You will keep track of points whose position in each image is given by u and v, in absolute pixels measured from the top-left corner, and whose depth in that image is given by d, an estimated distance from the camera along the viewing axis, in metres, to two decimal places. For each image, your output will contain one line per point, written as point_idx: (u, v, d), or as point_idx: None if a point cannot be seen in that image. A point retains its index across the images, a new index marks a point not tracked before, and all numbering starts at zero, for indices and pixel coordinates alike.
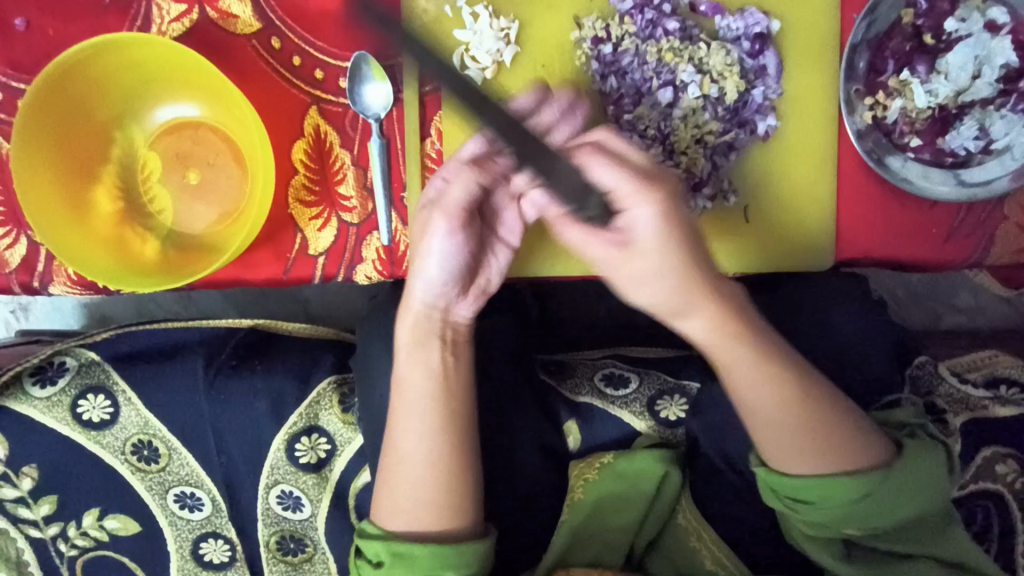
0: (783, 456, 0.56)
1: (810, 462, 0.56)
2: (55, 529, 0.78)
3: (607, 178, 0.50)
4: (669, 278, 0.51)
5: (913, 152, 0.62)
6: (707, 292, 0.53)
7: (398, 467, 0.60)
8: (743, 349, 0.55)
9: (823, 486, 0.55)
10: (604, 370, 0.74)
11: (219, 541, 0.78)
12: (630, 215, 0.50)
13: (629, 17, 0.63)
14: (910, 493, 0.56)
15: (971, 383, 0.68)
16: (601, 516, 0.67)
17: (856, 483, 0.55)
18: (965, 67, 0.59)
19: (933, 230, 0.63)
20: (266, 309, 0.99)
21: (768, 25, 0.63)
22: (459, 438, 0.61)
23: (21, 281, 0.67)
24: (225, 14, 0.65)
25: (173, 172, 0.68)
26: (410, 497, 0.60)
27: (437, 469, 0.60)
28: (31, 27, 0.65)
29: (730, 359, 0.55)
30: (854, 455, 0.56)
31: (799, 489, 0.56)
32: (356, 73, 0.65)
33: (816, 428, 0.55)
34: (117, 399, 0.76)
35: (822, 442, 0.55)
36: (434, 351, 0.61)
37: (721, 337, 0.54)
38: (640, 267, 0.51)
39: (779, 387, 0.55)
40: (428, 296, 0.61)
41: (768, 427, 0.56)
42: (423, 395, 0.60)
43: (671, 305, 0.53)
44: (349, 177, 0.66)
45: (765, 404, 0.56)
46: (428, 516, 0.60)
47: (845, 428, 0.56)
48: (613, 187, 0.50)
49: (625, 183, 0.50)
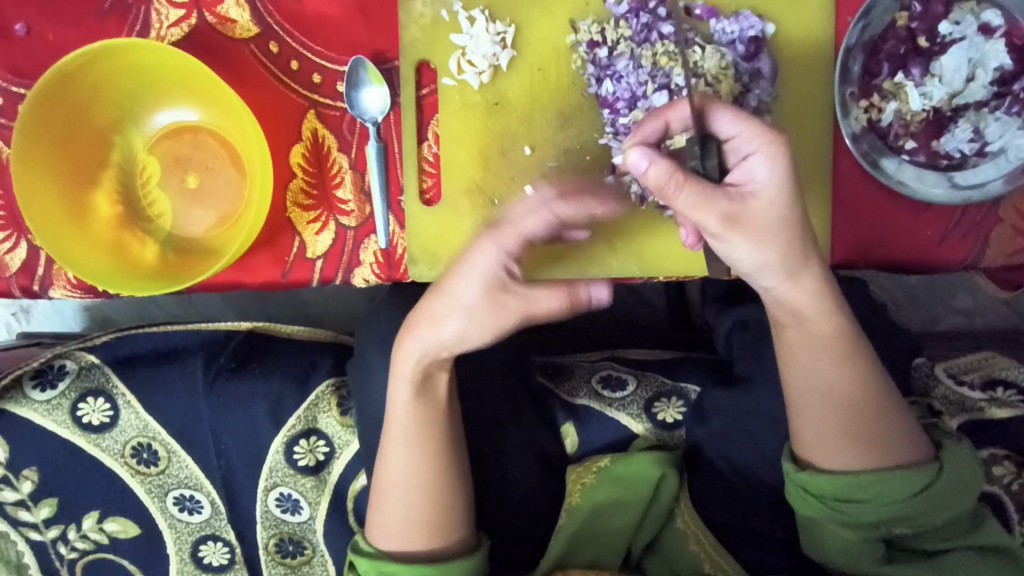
0: (828, 452, 0.57)
1: (861, 455, 0.56)
2: (55, 532, 0.78)
3: (726, 127, 0.51)
4: (788, 226, 0.50)
5: (908, 154, 0.62)
6: (813, 251, 0.53)
7: (389, 490, 0.62)
8: (827, 315, 0.55)
9: (875, 481, 0.55)
10: (601, 373, 0.74)
11: (218, 543, 0.78)
12: (753, 160, 0.50)
13: (623, 21, 0.63)
14: (957, 492, 0.56)
15: (968, 385, 0.68)
16: (599, 520, 0.67)
17: (909, 476, 0.55)
18: (959, 70, 0.59)
19: (931, 232, 0.64)
20: (265, 311, 1.00)
21: (763, 28, 0.64)
22: (444, 462, 0.62)
23: (21, 284, 0.68)
24: (224, 19, 0.65)
25: (172, 176, 0.68)
26: (401, 519, 0.62)
27: (425, 492, 0.62)
28: (31, 32, 0.66)
29: (818, 330, 0.55)
30: (903, 450, 0.56)
31: (852, 486, 0.55)
32: (353, 78, 0.65)
33: (880, 420, 0.56)
34: (116, 402, 0.76)
35: (875, 431, 0.56)
36: (433, 383, 0.61)
37: (819, 297, 0.54)
38: (769, 216, 0.49)
39: (846, 365, 0.56)
40: (440, 350, 0.58)
41: (828, 414, 0.56)
42: (410, 425, 0.61)
43: (789, 257, 0.51)
44: (346, 181, 0.66)
45: (833, 383, 0.56)
46: (418, 537, 0.62)
47: (896, 420, 0.56)
48: (733, 135, 0.51)
49: (748, 128, 0.50)
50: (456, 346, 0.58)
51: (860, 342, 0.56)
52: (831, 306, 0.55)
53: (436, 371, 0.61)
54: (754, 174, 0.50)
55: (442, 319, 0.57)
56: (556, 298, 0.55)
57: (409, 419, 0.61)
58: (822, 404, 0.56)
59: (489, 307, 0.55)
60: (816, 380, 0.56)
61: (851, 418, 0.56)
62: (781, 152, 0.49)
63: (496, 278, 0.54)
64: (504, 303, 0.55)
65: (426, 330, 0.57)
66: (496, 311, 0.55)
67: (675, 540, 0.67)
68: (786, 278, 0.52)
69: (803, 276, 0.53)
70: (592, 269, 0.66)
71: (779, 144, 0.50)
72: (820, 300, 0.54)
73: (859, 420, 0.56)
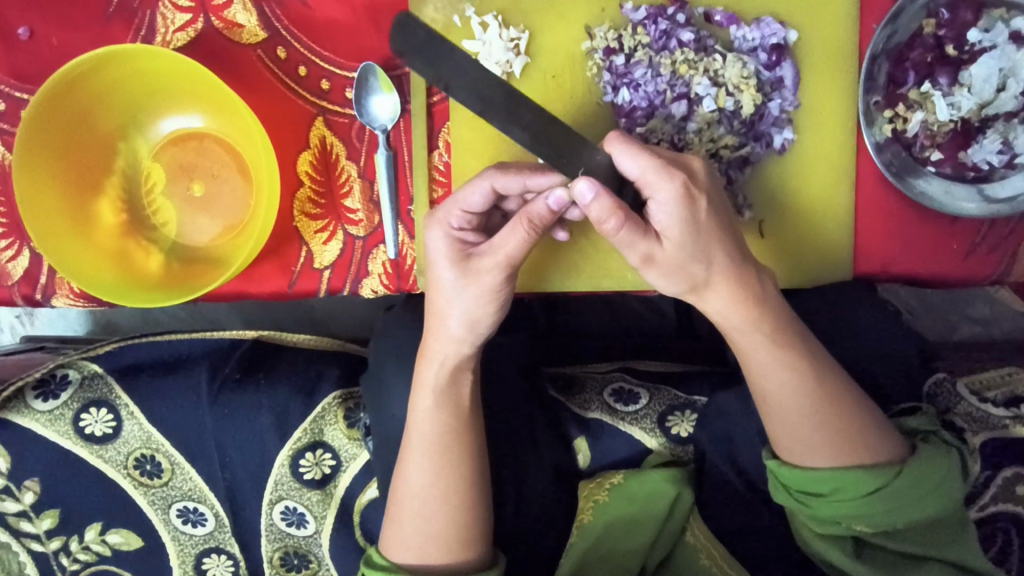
0: (787, 449, 0.56)
1: (822, 454, 0.54)
2: (57, 543, 0.77)
3: (632, 169, 0.49)
4: (702, 259, 0.50)
5: (934, 166, 0.60)
6: (739, 264, 0.52)
7: (406, 500, 0.60)
8: (756, 334, 0.54)
9: (835, 478, 0.53)
10: (613, 385, 0.72)
11: (222, 556, 0.77)
12: (654, 205, 0.49)
13: (641, 28, 0.61)
14: (924, 493, 0.53)
15: (991, 402, 0.62)
16: (612, 540, 0.65)
17: (869, 475, 0.53)
18: (990, 80, 0.56)
19: (955, 246, 0.62)
20: (272, 318, 0.99)
21: (785, 35, 0.62)
22: (467, 473, 0.60)
23: (24, 293, 0.66)
24: (230, 24, 0.64)
25: (177, 183, 0.67)
26: (417, 528, 0.59)
27: (446, 505, 0.59)
28: (35, 36, 0.65)
29: (752, 342, 0.54)
30: (868, 451, 0.54)
31: (811, 481, 0.54)
32: (363, 85, 0.63)
33: (843, 425, 0.54)
34: (119, 413, 0.75)
35: (836, 432, 0.54)
36: (457, 389, 0.60)
37: (743, 311, 0.53)
38: (676, 259, 0.50)
39: (803, 374, 0.54)
40: (454, 355, 0.58)
41: (785, 416, 0.55)
42: (419, 430, 0.60)
43: (695, 282, 0.52)
44: (355, 190, 0.64)
45: (788, 390, 0.54)
46: (433, 550, 0.59)
47: (859, 420, 0.54)
48: (637, 176, 0.49)
49: (649, 170, 0.49)
50: (463, 344, 0.58)
51: (796, 358, 0.54)
52: (757, 320, 0.53)
53: (459, 381, 0.60)
54: (655, 219, 0.50)
55: (440, 316, 0.57)
56: (515, 232, 0.52)
57: (431, 428, 0.60)
58: (769, 408, 0.55)
59: (470, 281, 0.54)
60: (768, 385, 0.55)
61: (812, 425, 0.54)
62: (674, 196, 0.49)
63: (457, 252, 0.56)
64: (477, 267, 0.54)
65: (436, 343, 0.58)
66: (474, 279, 0.54)
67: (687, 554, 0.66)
68: (723, 291, 0.52)
69: (712, 296, 0.52)
70: (604, 281, 0.66)
71: (681, 184, 0.49)
72: (743, 312, 0.53)
73: (819, 424, 0.54)
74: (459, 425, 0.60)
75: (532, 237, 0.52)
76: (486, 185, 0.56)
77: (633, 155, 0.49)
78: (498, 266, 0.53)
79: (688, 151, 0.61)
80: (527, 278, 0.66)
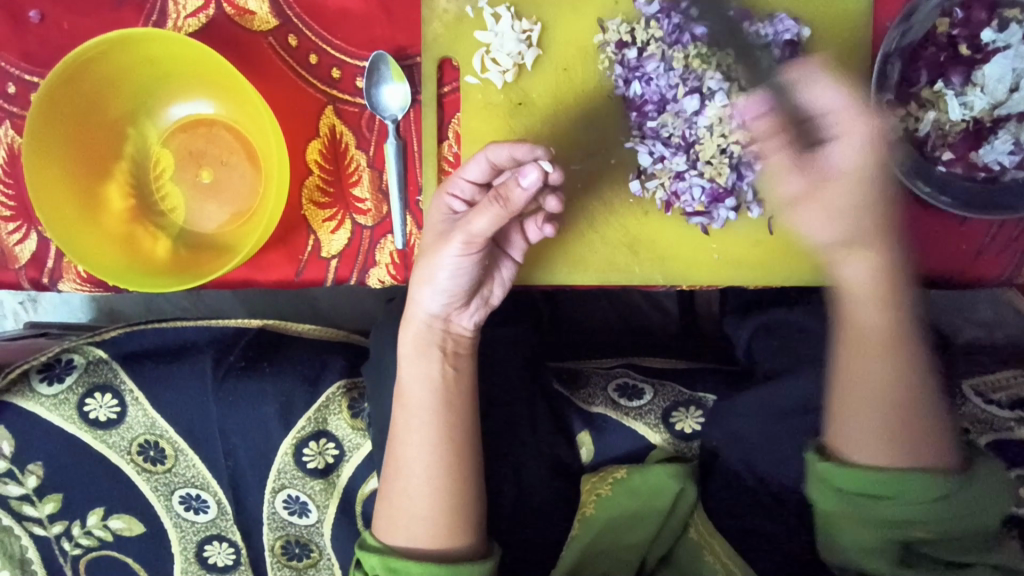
0: (844, 443, 0.56)
1: (894, 454, 0.54)
2: (59, 527, 0.77)
3: (829, 101, 0.52)
4: (866, 211, 0.53)
5: (945, 166, 0.60)
6: (885, 231, 0.54)
7: (397, 481, 0.60)
8: (873, 307, 0.56)
9: (901, 481, 0.53)
10: (618, 381, 0.72)
11: (223, 543, 0.77)
12: (835, 145, 0.53)
13: (654, 22, 0.61)
14: (982, 504, 0.54)
15: (996, 404, 0.64)
16: (613, 534, 0.65)
17: (937, 481, 0.53)
18: (1002, 79, 0.57)
19: (965, 248, 0.62)
20: (276, 307, 0.99)
21: (798, 31, 0.61)
22: (461, 459, 0.61)
23: (31, 277, 0.66)
24: (242, 11, 0.64)
25: (186, 170, 0.67)
26: (405, 512, 0.60)
27: (435, 490, 0.59)
28: (46, 20, 0.65)
29: (868, 315, 0.56)
30: (937, 456, 0.54)
31: (875, 483, 0.54)
32: (374, 75, 0.63)
33: (920, 428, 0.55)
34: (124, 398, 0.75)
35: (910, 426, 0.55)
36: (428, 364, 0.60)
37: (885, 283, 0.55)
38: (837, 202, 0.53)
39: (901, 368, 0.55)
40: (420, 321, 0.60)
41: (872, 406, 0.55)
42: (414, 415, 0.60)
43: (847, 236, 0.54)
44: (364, 179, 0.64)
45: (878, 380, 0.55)
46: (424, 534, 0.59)
47: (935, 426, 0.55)
48: (833, 110, 0.52)
49: (838, 106, 0.52)
50: (421, 308, 0.59)
51: (898, 349, 0.55)
52: (884, 293, 0.55)
53: (430, 357, 0.60)
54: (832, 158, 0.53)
55: (416, 286, 0.58)
56: (488, 206, 0.52)
57: (424, 412, 0.60)
58: (852, 387, 0.56)
59: (437, 243, 0.56)
60: (869, 368, 0.55)
61: (886, 417, 0.55)
62: (866, 138, 0.52)
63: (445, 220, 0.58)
64: (449, 234, 0.55)
65: (407, 305, 0.60)
66: (446, 248, 0.55)
67: (692, 552, 0.64)
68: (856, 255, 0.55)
69: (852, 258, 0.55)
70: (611, 275, 0.65)
71: (868, 128, 0.52)
72: (872, 280, 0.55)
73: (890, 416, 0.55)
74: (449, 408, 0.61)
75: (502, 216, 0.53)
76: (482, 160, 0.56)
77: (816, 82, 0.53)
78: (464, 233, 0.54)
79: (699, 146, 0.61)
80: (524, 270, 0.65)
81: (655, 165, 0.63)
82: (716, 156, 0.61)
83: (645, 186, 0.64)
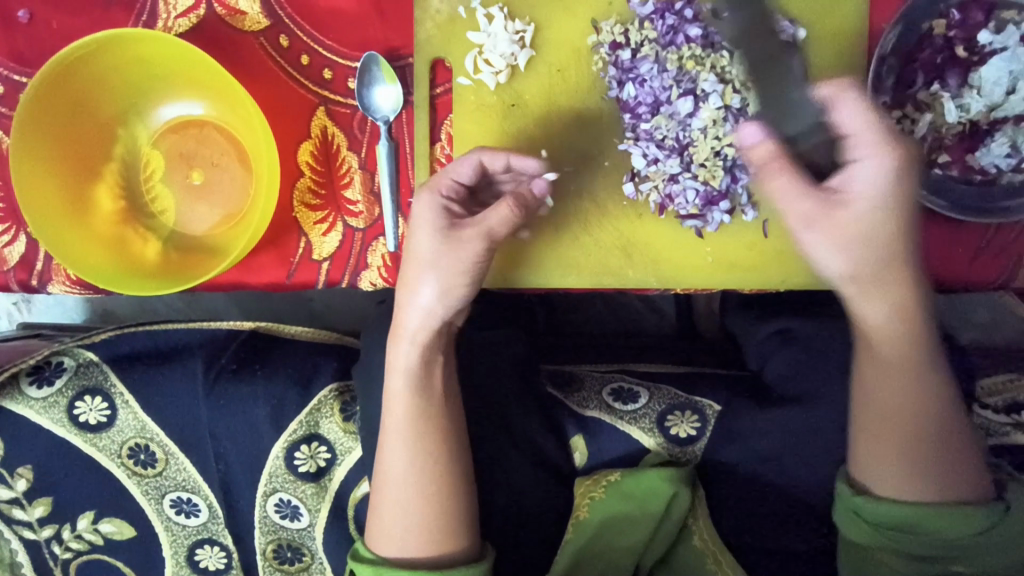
0: (880, 480, 0.56)
1: (922, 486, 0.55)
2: (49, 531, 0.76)
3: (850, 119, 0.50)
4: (877, 244, 0.51)
5: (941, 168, 0.59)
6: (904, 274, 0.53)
7: (388, 491, 0.60)
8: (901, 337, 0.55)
9: (932, 514, 0.54)
10: (612, 384, 0.71)
11: (214, 547, 0.76)
12: (858, 168, 0.51)
13: (648, 23, 0.61)
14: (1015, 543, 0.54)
15: (992, 409, 0.65)
16: (605, 537, 0.65)
17: (969, 511, 0.54)
18: (999, 82, 0.56)
19: (960, 250, 0.61)
20: (271, 308, 0.99)
21: (794, 33, 0.61)
22: (451, 465, 0.60)
23: (20, 279, 0.66)
24: (232, 11, 0.63)
25: (177, 172, 0.66)
26: (398, 521, 0.59)
27: (426, 498, 0.59)
28: (34, 20, 0.64)
29: (895, 345, 0.55)
30: (959, 485, 0.55)
31: (899, 517, 0.55)
32: (365, 75, 0.63)
33: (946, 458, 0.55)
34: (114, 402, 0.74)
35: (937, 461, 0.55)
36: (430, 371, 0.60)
37: (902, 325, 0.54)
38: (851, 230, 0.51)
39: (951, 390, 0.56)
40: (426, 326, 0.58)
41: (896, 433, 0.56)
42: (405, 422, 0.60)
43: (861, 272, 0.52)
44: (355, 181, 0.64)
45: (920, 408, 0.56)
46: (415, 542, 0.59)
47: (961, 454, 0.56)
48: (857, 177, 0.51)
49: (867, 129, 0.50)
50: (423, 309, 0.57)
51: (953, 386, 0.57)
52: (915, 326, 0.54)
53: (432, 362, 0.60)
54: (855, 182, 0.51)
55: (421, 289, 0.57)
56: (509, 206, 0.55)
57: (414, 417, 0.59)
58: (883, 425, 0.56)
59: (450, 246, 0.56)
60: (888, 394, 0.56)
61: (927, 452, 0.55)
62: (883, 168, 0.50)
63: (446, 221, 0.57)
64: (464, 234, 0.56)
65: (407, 312, 0.58)
66: (460, 249, 0.56)
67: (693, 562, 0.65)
68: (859, 289, 0.53)
69: (871, 307, 0.54)
70: (605, 279, 0.65)
71: (895, 154, 0.50)
72: (904, 323, 0.54)
73: (921, 451, 0.55)
74: (438, 412, 0.60)
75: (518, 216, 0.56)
76: (477, 160, 0.58)
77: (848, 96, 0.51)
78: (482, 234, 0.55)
79: (693, 148, 0.61)
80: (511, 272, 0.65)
81: (648, 167, 0.62)
82: (710, 159, 0.60)
83: (639, 188, 0.63)
